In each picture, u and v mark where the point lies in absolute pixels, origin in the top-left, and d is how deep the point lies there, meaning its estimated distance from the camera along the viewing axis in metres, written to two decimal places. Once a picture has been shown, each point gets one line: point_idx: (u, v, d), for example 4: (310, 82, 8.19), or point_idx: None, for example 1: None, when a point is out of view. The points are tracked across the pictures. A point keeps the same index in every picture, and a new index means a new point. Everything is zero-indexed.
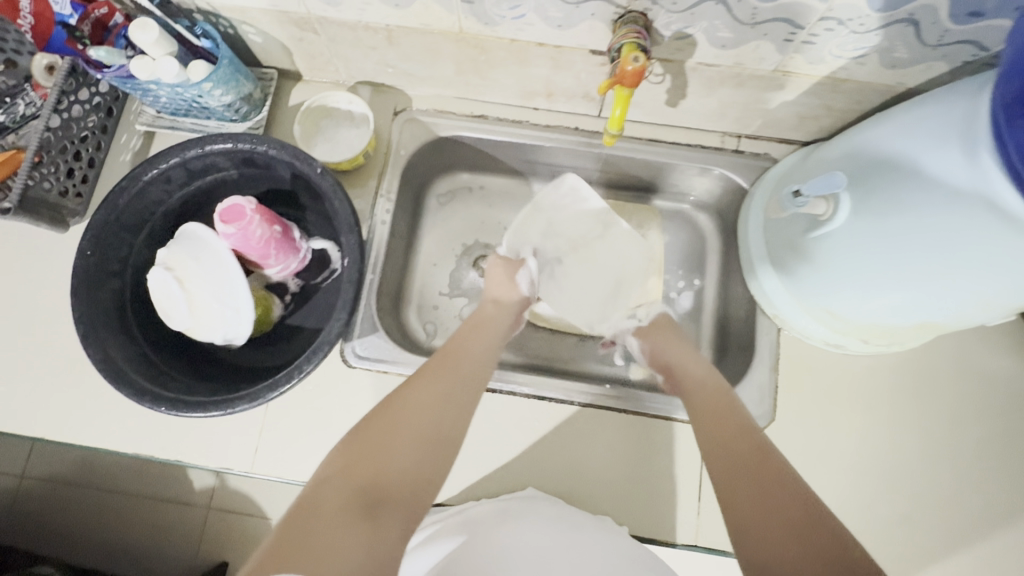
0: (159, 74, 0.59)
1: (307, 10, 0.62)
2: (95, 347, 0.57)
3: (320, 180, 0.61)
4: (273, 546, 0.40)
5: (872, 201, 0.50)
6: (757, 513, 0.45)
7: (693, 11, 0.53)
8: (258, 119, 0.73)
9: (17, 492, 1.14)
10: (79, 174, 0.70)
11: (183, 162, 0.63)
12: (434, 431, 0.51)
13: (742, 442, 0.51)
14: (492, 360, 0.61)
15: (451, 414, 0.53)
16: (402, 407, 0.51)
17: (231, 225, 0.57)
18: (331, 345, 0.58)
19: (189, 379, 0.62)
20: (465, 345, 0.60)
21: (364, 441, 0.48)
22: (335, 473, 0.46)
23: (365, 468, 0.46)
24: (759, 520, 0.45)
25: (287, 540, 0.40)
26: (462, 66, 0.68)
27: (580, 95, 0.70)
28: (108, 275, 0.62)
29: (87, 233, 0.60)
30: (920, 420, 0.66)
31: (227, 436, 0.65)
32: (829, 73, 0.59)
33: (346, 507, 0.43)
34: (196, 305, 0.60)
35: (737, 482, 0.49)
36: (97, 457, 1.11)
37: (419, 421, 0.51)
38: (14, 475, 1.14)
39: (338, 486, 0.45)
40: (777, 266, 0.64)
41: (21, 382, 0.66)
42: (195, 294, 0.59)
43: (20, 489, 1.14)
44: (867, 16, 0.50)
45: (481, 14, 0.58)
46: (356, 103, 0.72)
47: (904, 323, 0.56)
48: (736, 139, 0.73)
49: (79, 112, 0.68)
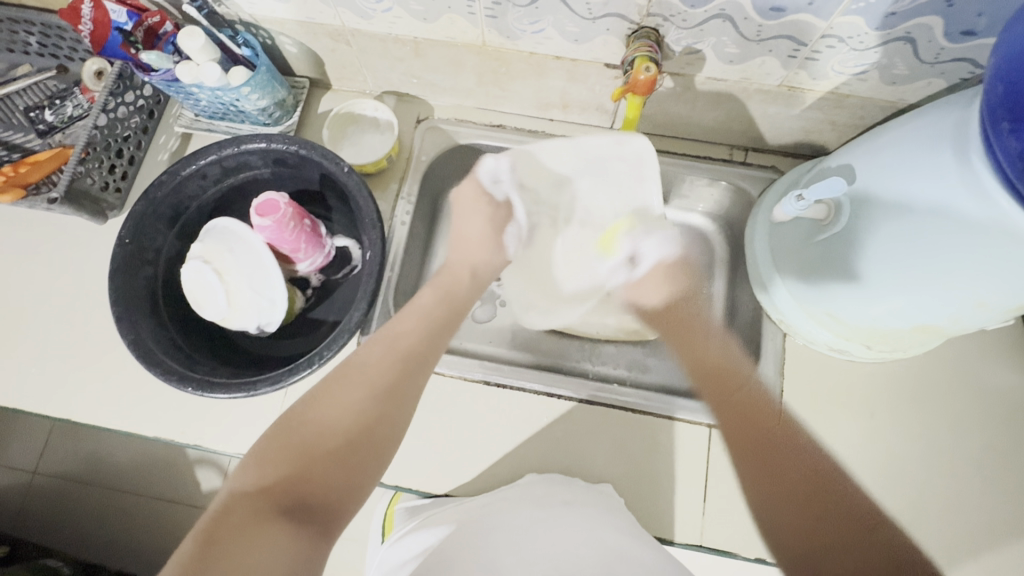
0: (202, 78, 0.63)
1: (341, 22, 0.66)
2: (128, 329, 0.60)
3: (346, 179, 0.64)
4: (181, 544, 0.39)
5: (874, 208, 0.53)
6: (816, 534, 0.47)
7: (702, 28, 0.56)
8: (289, 124, 0.78)
9: (28, 489, 1.16)
10: (120, 170, 0.74)
11: (219, 160, 0.67)
12: (371, 424, 0.50)
13: (758, 461, 0.53)
14: (432, 348, 0.57)
15: (392, 402, 0.52)
16: (334, 403, 0.50)
17: (267, 218, 0.61)
18: (351, 335, 0.60)
19: (213, 364, 0.65)
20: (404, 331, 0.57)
21: (295, 439, 0.47)
22: (254, 472, 0.44)
23: (297, 468, 0.45)
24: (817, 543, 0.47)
25: (194, 541, 0.39)
26: (482, 77, 0.72)
27: (594, 107, 0.74)
28: (144, 262, 0.65)
29: (128, 221, 0.63)
30: (924, 426, 0.67)
31: (246, 423, 0.67)
32: (832, 89, 0.62)
33: (259, 511, 0.42)
34: (236, 295, 0.63)
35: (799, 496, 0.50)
36: (108, 456, 1.14)
37: (356, 415, 0.49)
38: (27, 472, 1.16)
39: (264, 488, 0.43)
40: (782, 272, 0.66)
41: (51, 367, 0.69)
42: (235, 286, 0.63)
43: (32, 485, 1.16)
44: (866, 34, 0.53)
45: (503, 28, 0.62)
46: (381, 111, 0.76)
47: (903, 327, 0.58)
48: (743, 152, 0.77)
49: (124, 113, 0.72)
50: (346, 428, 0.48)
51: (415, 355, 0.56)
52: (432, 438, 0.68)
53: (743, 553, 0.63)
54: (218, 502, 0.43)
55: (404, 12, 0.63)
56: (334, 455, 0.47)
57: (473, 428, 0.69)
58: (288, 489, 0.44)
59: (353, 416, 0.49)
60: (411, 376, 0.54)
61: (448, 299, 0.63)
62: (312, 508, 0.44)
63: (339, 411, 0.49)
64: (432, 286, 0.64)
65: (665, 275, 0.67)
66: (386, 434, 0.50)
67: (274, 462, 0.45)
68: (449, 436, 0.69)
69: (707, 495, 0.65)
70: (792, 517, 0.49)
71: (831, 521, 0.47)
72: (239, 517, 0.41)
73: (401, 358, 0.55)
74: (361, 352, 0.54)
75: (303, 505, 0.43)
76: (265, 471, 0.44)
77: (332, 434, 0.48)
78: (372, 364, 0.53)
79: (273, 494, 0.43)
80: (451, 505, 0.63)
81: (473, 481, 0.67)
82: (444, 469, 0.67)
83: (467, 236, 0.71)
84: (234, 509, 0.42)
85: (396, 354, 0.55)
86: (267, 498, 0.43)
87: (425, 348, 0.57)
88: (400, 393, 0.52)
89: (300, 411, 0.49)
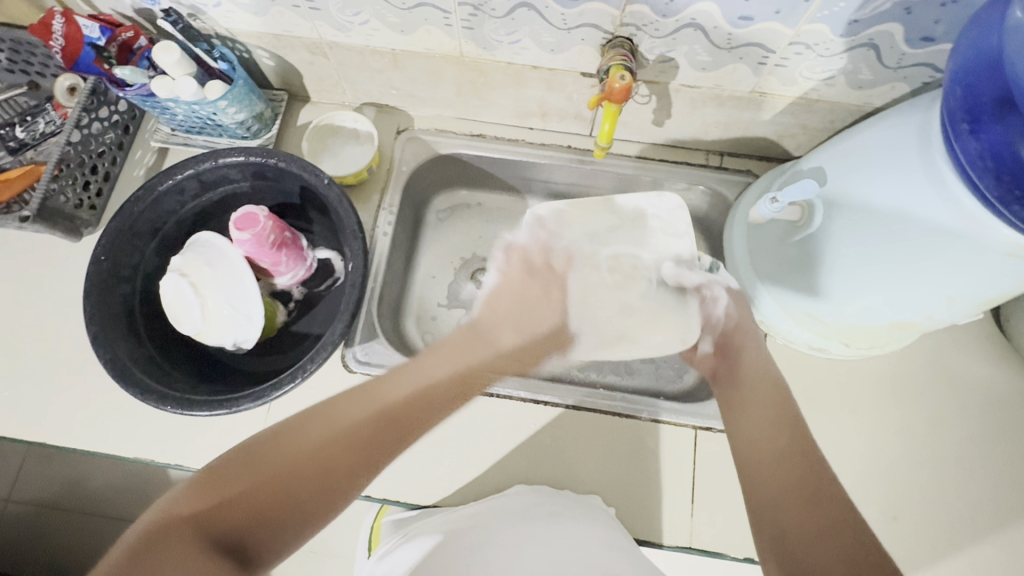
0: (178, 92, 0.63)
1: (319, 35, 0.67)
2: (105, 348, 0.58)
3: (327, 190, 0.64)
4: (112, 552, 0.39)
5: (847, 208, 0.54)
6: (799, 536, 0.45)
7: (674, 37, 0.58)
8: (268, 137, 0.77)
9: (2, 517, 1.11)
10: (94, 187, 0.73)
11: (196, 174, 0.66)
12: (335, 468, 0.50)
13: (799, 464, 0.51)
14: (410, 413, 0.59)
15: (363, 454, 0.52)
16: (301, 438, 0.51)
17: (245, 232, 0.60)
18: (334, 347, 0.59)
19: (193, 381, 0.64)
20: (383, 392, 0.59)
21: (250, 466, 0.47)
22: (192, 490, 0.44)
23: (251, 494, 0.45)
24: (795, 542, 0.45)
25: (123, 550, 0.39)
26: (461, 88, 0.73)
27: (572, 115, 0.75)
28: (120, 279, 0.64)
29: (103, 238, 0.62)
30: (903, 420, 0.68)
31: (228, 441, 0.66)
32: (801, 94, 0.64)
33: (189, 533, 0.41)
34: (213, 310, 0.62)
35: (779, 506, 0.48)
36: (86, 482, 1.10)
37: (317, 456, 0.50)
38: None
39: (202, 512, 0.43)
40: (761, 274, 0.67)
41: (24, 388, 0.67)
42: (211, 300, 0.62)
43: (5, 513, 1.11)
44: (831, 41, 0.55)
45: (480, 39, 0.63)
46: (361, 122, 0.76)
47: (879, 324, 0.59)
48: (719, 157, 0.78)
49: (98, 129, 0.72)
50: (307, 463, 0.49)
51: (396, 415, 0.57)
52: (419, 449, 0.68)
53: (732, 554, 0.64)
54: (155, 515, 0.42)
55: (381, 24, 0.63)
56: (285, 488, 0.47)
57: (460, 438, 0.69)
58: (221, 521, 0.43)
59: (315, 453, 0.50)
60: (392, 436, 0.56)
61: (467, 378, 0.67)
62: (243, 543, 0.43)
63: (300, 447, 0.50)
64: (439, 354, 0.66)
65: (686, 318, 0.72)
66: (348, 476, 0.51)
67: (229, 482, 0.46)
68: (436, 447, 0.68)
69: (694, 497, 0.66)
70: (783, 494, 0.49)
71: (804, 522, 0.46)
72: (178, 533, 0.41)
73: (384, 419, 0.56)
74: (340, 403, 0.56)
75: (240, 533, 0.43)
76: (214, 493, 0.45)
77: (291, 467, 0.48)
78: (351, 414, 0.55)
79: (215, 517, 0.43)
80: (438, 517, 0.63)
81: (460, 491, 0.67)
82: (432, 480, 0.67)
83: (500, 313, 0.73)
84: (172, 527, 0.41)
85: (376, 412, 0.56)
86: (212, 519, 0.43)
87: (414, 413, 0.59)
88: (372, 450, 0.53)
89: (266, 440, 0.50)
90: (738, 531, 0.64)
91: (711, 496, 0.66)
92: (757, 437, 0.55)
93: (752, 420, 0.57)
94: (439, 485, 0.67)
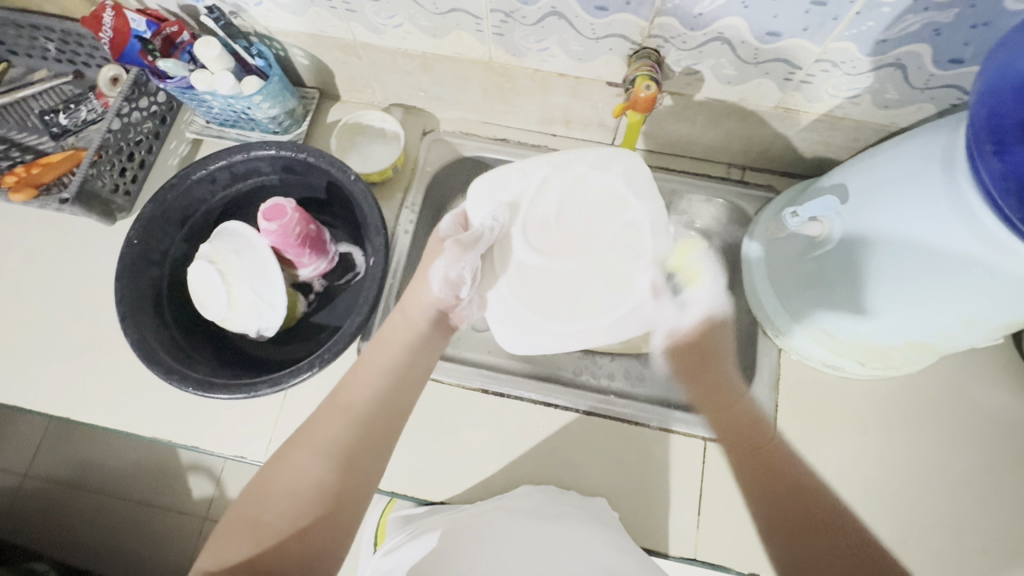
0: (216, 86, 0.66)
1: (353, 36, 0.69)
2: (132, 328, 0.60)
3: (353, 186, 0.66)
4: None
5: (866, 225, 0.54)
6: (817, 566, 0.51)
7: (701, 50, 0.59)
8: (298, 133, 0.79)
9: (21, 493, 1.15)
10: (130, 174, 0.76)
11: (228, 165, 0.69)
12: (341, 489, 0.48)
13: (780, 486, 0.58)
14: (377, 396, 0.53)
15: (353, 468, 0.49)
16: (292, 472, 0.48)
17: (273, 222, 0.62)
18: (351, 339, 0.61)
19: (213, 365, 0.66)
20: (349, 378, 0.54)
21: (253, 511, 0.47)
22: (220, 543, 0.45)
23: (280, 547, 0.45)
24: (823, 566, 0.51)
25: None
26: (488, 93, 0.74)
27: (595, 123, 0.76)
28: (150, 263, 0.66)
29: (137, 223, 0.65)
30: (916, 443, 0.68)
31: (243, 426, 0.67)
32: (826, 111, 0.64)
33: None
34: (236, 298, 0.63)
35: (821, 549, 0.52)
36: (101, 462, 1.14)
37: (316, 480, 0.48)
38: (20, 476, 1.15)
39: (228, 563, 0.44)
40: (777, 289, 0.67)
41: (52, 365, 0.70)
42: (236, 287, 0.63)
43: (23, 488, 1.15)
44: (859, 60, 0.55)
45: (510, 45, 0.64)
46: (388, 122, 0.78)
47: (895, 344, 0.59)
48: (740, 170, 0.79)
49: (137, 118, 0.74)
50: (312, 496, 0.47)
51: (369, 411, 0.52)
52: (429, 445, 0.69)
53: (737, 568, 0.63)
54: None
55: (415, 28, 0.65)
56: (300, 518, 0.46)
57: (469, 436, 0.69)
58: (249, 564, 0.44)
59: (318, 481, 0.48)
60: (377, 422, 0.52)
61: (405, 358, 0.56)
62: None
63: (295, 476, 0.48)
64: (376, 343, 0.57)
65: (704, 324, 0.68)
66: (353, 493, 0.49)
67: (260, 540, 0.45)
68: (446, 444, 0.69)
69: (700, 508, 0.65)
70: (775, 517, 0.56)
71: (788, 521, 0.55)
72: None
73: (370, 410, 0.52)
74: (321, 414, 0.51)
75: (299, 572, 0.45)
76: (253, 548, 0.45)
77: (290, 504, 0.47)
78: (327, 426, 0.50)
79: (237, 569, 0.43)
80: (446, 514, 0.64)
81: (467, 489, 0.67)
82: (439, 476, 0.68)
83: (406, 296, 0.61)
84: None
85: (356, 407, 0.52)
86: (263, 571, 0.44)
87: (398, 395, 0.54)
88: (364, 457, 0.50)
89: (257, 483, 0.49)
90: (743, 543, 0.64)
91: (718, 508, 0.65)
92: (768, 491, 0.58)
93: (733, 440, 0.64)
94: (447, 482, 0.68)
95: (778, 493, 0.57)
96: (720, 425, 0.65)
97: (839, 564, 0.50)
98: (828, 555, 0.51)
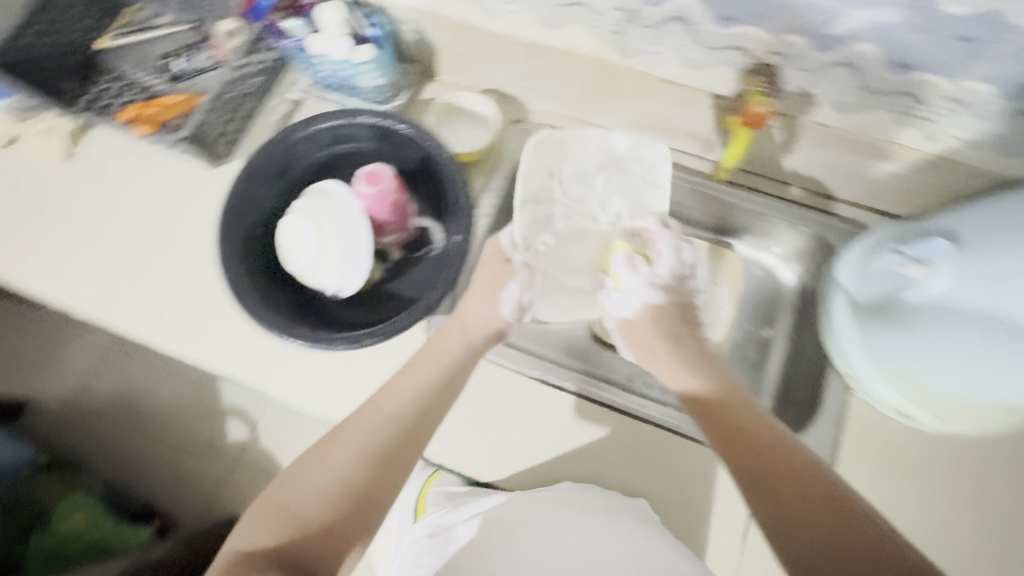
0: (332, 50, 0.69)
1: (469, 18, 0.71)
2: (232, 266, 0.65)
3: (448, 164, 0.68)
4: None
5: (987, 270, 0.57)
6: (822, 550, 0.46)
7: (822, 72, 0.58)
8: (395, 105, 0.82)
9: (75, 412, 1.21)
10: (237, 124, 0.80)
11: (332, 128, 0.72)
12: (363, 499, 0.53)
13: (803, 488, 0.49)
14: (429, 392, 0.59)
15: (392, 469, 0.55)
16: (300, 487, 0.53)
17: (374, 185, 0.68)
18: (428, 310, 0.63)
19: (296, 313, 0.69)
20: (398, 376, 0.61)
21: (285, 499, 0.53)
22: (258, 531, 0.51)
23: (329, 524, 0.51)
24: (807, 538, 0.47)
25: None
26: (588, 89, 0.75)
27: (689, 133, 0.75)
28: (250, 208, 0.70)
29: (246, 170, 0.69)
30: (980, 506, 0.65)
31: (312, 375, 0.71)
32: (938, 152, 0.62)
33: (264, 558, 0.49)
34: (326, 253, 0.67)
35: (797, 519, 0.48)
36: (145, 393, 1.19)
37: (350, 477, 0.54)
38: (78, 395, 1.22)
39: (275, 547, 0.50)
40: (864, 329, 0.65)
41: (145, 295, 0.74)
42: (327, 243, 0.67)
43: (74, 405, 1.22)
44: (989, 103, 0.54)
45: (623, 45, 0.65)
46: (483, 105, 0.80)
47: (980, 401, 0.60)
48: (830, 201, 0.77)
49: (252, 72, 0.78)
50: (338, 492, 0.53)
51: (411, 416, 0.58)
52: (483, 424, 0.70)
53: None
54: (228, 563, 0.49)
55: (532, 17, 0.66)
56: (332, 513, 0.52)
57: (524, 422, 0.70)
58: (292, 552, 0.49)
59: (350, 480, 0.53)
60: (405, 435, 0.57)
61: (441, 364, 0.62)
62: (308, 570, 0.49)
63: (318, 474, 0.54)
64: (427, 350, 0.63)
65: (658, 309, 0.66)
66: (383, 489, 0.54)
67: (278, 535, 0.50)
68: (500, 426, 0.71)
69: (745, 531, 0.65)
70: (799, 518, 0.48)
71: (821, 531, 0.46)
72: (252, 574, 0.47)
73: (404, 424, 0.57)
74: (363, 413, 0.58)
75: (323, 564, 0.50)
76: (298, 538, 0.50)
77: (322, 509, 0.52)
78: (368, 424, 0.56)
79: (280, 558, 0.49)
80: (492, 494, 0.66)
81: (515, 472, 0.69)
82: (490, 454, 0.70)
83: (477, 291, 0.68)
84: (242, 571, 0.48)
85: (400, 418, 0.57)
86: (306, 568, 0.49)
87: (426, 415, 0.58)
88: (401, 461, 0.56)
89: (287, 481, 0.54)
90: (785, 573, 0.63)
91: (762, 535, 0.65)
92: (768, 489, 0.50)
93: (745, 459, 0.53)
94: (496, 462, 0.69)
95: (778, 498, 0.49)
96: (731, 443, 0.54)
97: (819, 539, 0.46)
98: (847, 552, 0.45)
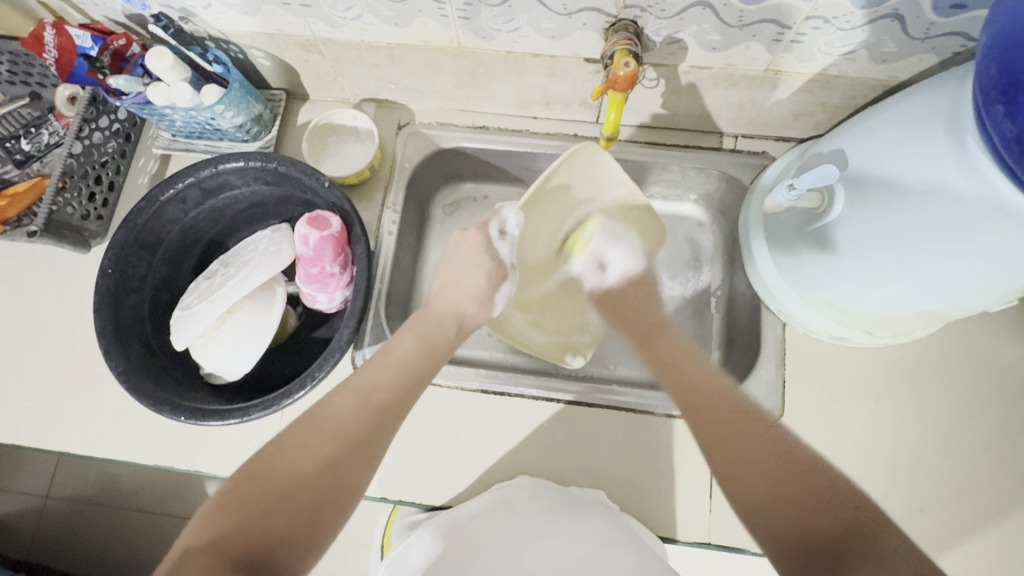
0: (174, 99, 0.62)
1: (312, 33, 0.65)
2: (117, 360, 0.58)
3: (327, 193, 0.63)
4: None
5: (865, 194, 0.51)
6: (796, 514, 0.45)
7: (682, 16, 0.55)
8: (267, 139, 0.76)
9: (26, 517, 1.06)
10: (100, 198, 0.73)
11: (197, 182, 0.65)
12: (306, 509, 0.44)
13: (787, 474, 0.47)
14: (411, 390, 0.54)
15: (320, 470, 0.45)
16: (304, 449, 0.46)
17: (323, 231, 0.60)
18: (342, 353, 0.59)
19: (208, 393, 0.64)
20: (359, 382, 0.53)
21: (262, 489, 0.44)
22: (206, 516, 0.42)
23: (229, 496, 0.43)
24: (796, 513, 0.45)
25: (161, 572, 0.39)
26: (461, 79, 0.71)
27: (577, 102, 0.72)
28: (127, 291, 0.63)
29: (109, 251, 0.62)
30: (929, 410, 0.66)
31: (240, 443, 0.66)
32: (820, 70, 0.60)
33: (216, 549, 0.40)
34: (219, 333, 0.61)
35: (774, 491, 0.47)
36: (114, 473, 1.04)
37: (318, 459, 0.46)
38: (22, 495, 1.06)
39: (222, 535, 0.41)
40: (778, 261, 0.64)
41: (46, 399, 0.69)
42: (227, 323, 0.61)
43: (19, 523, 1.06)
44: (852, 13, 0.51)
45: (478, 29, 0.60)
46: (360, 120, 0.75)
47: (904, 313, 0.57)
48: (733, 139, 0.75)
49: (99, 138, 0.71)
50: (310, 470, 0.45)
51: (395, 398, 0.53)
52: (434, 450, 0.67)
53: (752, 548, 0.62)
54: (181, 548, 0.41)
55: (375, 18, 0.61)
56: (303, 492, 0.44)
57: (472, 438, 0.67)
58: (248, 542, 0.41)
59: (313, 460, 0.46)
60: (382, 428, 0.50)
61: (429, 350, 0.59)
62: (266, 562, 0.40)
63: (306, 450, 0.46)
64: (410, 338, 0.59)
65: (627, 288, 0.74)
66: (350, 485, 0.46)
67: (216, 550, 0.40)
68: (450, 448, 0.67)
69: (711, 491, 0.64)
70: (778, 483, 0.47)
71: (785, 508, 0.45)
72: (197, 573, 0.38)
73: (371, 407, 0.51)
74: (325, 411, 0.49)
75: (258, 562, 0.40)
76: (219, 524, 0.41)
77: (314, 461, 0.46)
78: (339, 416, 0.49)
79: (230, 545, 0.40)
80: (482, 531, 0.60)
81: (471, 491, 0.65)
82: (443, 480, 0.66)
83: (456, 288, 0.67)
84: (191, 564, 0.39)
85: (364, 405, 0.51)
86: (214, 554, 0.40)
87: (399, 401, 0.53)
88: (352, 469, 0.47)
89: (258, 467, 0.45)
90: None
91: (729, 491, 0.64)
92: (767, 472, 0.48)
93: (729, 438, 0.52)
94: (449, 486, 0.66)
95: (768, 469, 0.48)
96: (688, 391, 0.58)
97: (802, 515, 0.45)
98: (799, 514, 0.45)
